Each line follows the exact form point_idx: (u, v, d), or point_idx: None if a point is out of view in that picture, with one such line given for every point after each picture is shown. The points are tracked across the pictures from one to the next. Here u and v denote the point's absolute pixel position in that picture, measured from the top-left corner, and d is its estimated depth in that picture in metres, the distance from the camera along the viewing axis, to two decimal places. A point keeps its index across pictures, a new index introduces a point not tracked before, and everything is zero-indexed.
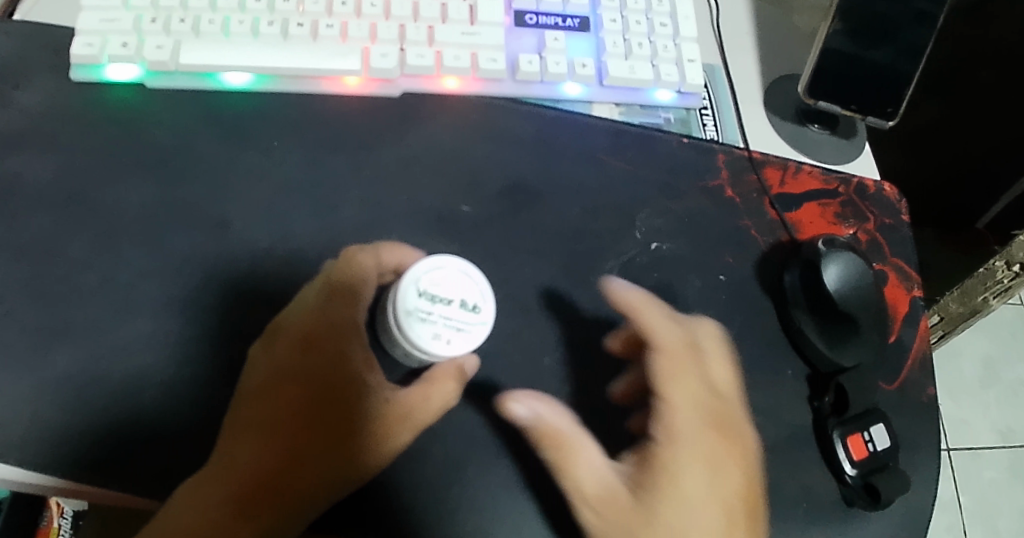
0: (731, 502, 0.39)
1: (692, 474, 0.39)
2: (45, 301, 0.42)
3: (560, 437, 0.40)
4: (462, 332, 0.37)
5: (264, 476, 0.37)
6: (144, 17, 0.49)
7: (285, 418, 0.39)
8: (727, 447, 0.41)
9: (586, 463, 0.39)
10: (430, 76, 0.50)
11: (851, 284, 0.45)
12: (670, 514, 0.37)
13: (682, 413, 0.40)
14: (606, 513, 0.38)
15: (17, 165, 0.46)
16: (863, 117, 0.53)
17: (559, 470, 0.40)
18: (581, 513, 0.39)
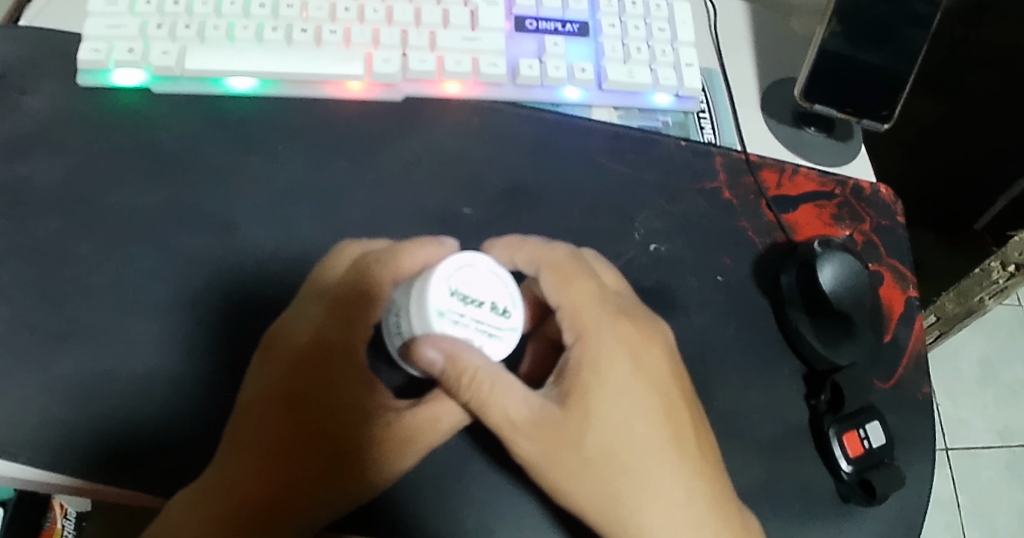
0: (654, 385, 0.39)
1: (612, 376, 0.38)
2: (54, 303, 0.43)
3: (474, 378, 0.35)
4: (492, 338, 0.37)
5: (252, 496, 0.37)
6: (150, 23, 0.49)
7: (278, 436, 0.38)
8: (636, 335, 0.40)
9: (506, 400, 0.36)
10: (432, 80, 0.51)
11: (846, 284, 0.46)
12: (598, 422, 0.37)
13: (591, 313, 0.39)
14: (540, 441, 0.36)
15: (25, 169, 0.47)
16: (858, 120, 0.54)
17: (483, 413, 0.36)
18: (518, 447, 0.36)
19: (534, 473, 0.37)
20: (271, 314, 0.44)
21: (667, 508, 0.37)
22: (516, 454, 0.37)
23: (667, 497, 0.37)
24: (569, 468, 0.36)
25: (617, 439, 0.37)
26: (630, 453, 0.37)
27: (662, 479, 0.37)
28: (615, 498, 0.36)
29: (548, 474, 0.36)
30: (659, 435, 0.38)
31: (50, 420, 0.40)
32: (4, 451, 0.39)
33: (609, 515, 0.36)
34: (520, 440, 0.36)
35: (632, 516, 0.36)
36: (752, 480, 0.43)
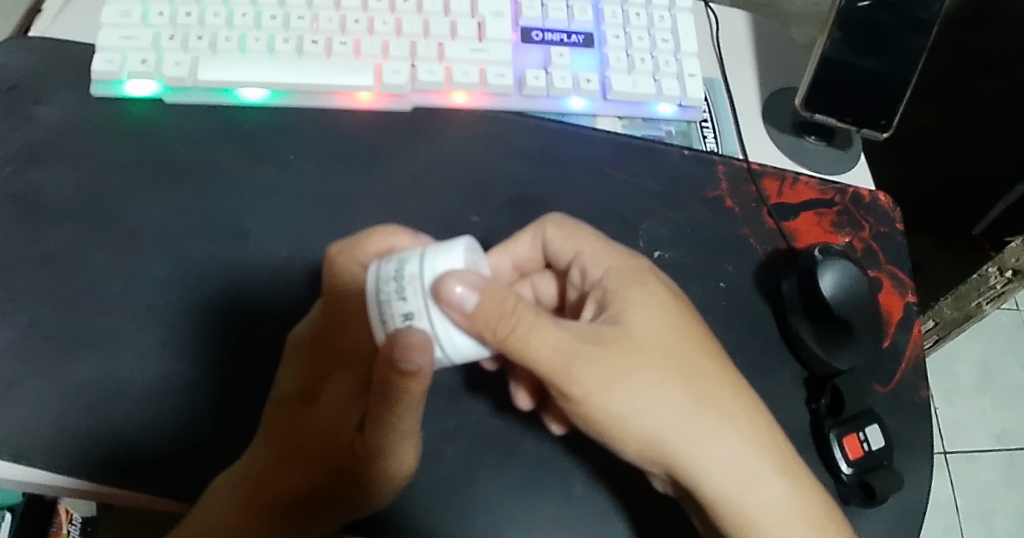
0: (686, 310, 0.40)
1: (647, 301, 0.39)
2: (70, 310, 0.44)
3: (516, 309, 0.33)
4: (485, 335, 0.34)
5: (270, 479, 0.39)
6: (163, 35, 0.50)
7: (300, 428, 0.40)
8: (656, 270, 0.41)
9: (552, 327, 0.34)
10: (440, 91, 0.52)
11: (845, 290, 0.47)
12: (647, 340, 0.37)
13: (608, 259, 0.41)
14: (599, 362, 0.35)
15: (40, 179, 0.48)
16: (858, 129, 0.55)
17: (522, 355, 0.34)
18: (573, 373, 0.35)
19: (591, 400, 0.36)
20: (284, 321, 0.45)
21: (727, 414, 0.37)
22: (572, 384, 0.35)
23: (725, 406, 0.37)
24: (625, 384, 0.36)
25: (668, 352, 0.37)
26: (682, 363, 0.37)
27: (716, 388, 0.38)
28: (678, 410, 0.36)
29: (609, 396, 0.36)
30: (703, 352, 0.39)
31: (66, 425, 0.41)
32: (23, 455, 0.40)
33: (675, 428, 0.36)
34: (578, 364, 0.35)
35: (694, 426, 0.37)
36: None
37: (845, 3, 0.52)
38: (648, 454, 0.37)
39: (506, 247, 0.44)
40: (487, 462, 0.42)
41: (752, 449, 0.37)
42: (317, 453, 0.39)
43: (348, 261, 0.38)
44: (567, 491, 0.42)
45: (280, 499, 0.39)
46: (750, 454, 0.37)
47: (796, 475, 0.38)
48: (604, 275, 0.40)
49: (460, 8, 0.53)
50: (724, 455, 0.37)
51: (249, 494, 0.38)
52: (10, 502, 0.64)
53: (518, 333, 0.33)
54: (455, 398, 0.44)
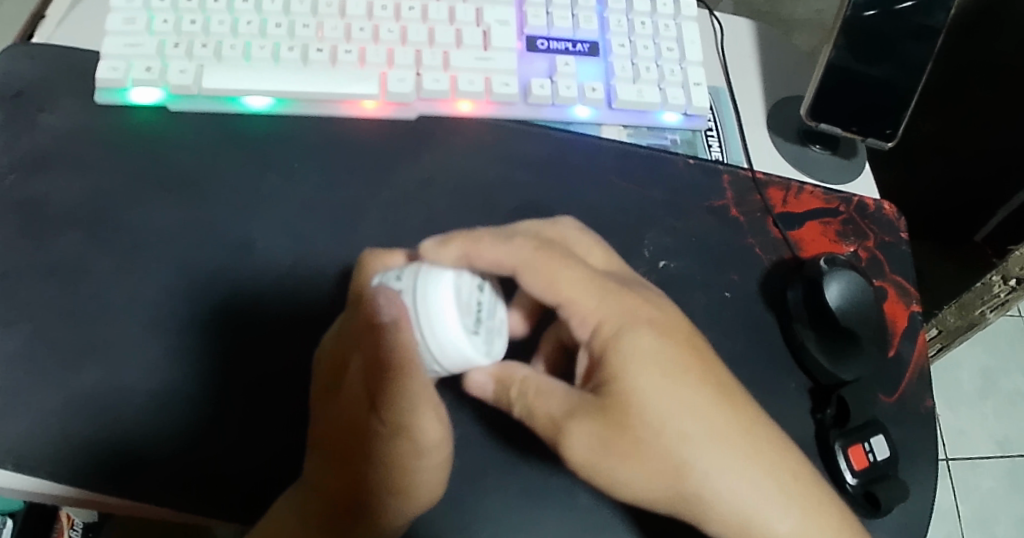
0: (681, 347, 0.38)
1: (637, 350, 0.37)
2: (73, 319, 0.44)
3: (524, 383, 0.38)
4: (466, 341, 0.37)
5: (319, 489, 0.39)
6: (168, 42, 0.50)
7: (328, 432, 0.39)
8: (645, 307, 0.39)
9: (551, 396, 0.38)
10: (445, 99, 0.52)
11: (851, 299, 0.47)
12: (638, 399, 0.36)
13: (600, 307, 0.38)
14: (591, 432, 0.36)
15: (44, 188, 0.48)
16: (863, 138, 0.54)
17: (532, 414, 0.38)
18: (570, 442, 0.37)
19: (589, 468, 0.37)
20: (288, 331, 0.45)
21: (730, 451, 0.37)
22: (569, 452, 0.37)
23: (726, 441, 0.37)
24: (625, 453, 0.36)
25: (671, 413, 0.36)
26: (688, 417, 0.37)
27: (716, 426, 0.37)
28: (678, 465, 0.36)
29: (607, 465, 0.36)
30: (703, 391, 0.37)
31: (71, 435, 0.41)
32: (26, 464, 0.40)
33: (675, 484, 0.37)
34: (571, 432, 0.37)
35: (698, 478, 0.36)
36: None
37: (850, 13, 0.52)
38: (657, 503, 0.37)
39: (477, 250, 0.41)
40: (492, 472, 0.42)
41: (756, 480, 0.37)
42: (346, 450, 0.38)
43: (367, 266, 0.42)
44: (572, 501, 0.42)
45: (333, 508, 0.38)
46: (755, 485, 0.37)
47: (797, 481, 0.38)
48: (594, 326, 0.38)
49: (465, 17, 0.53)
50: (732, 499, 0.37)
51: (306, 512, 0.38)
52: (11, 509, 0.64)
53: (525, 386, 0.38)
54: (460, 408, 0.44)
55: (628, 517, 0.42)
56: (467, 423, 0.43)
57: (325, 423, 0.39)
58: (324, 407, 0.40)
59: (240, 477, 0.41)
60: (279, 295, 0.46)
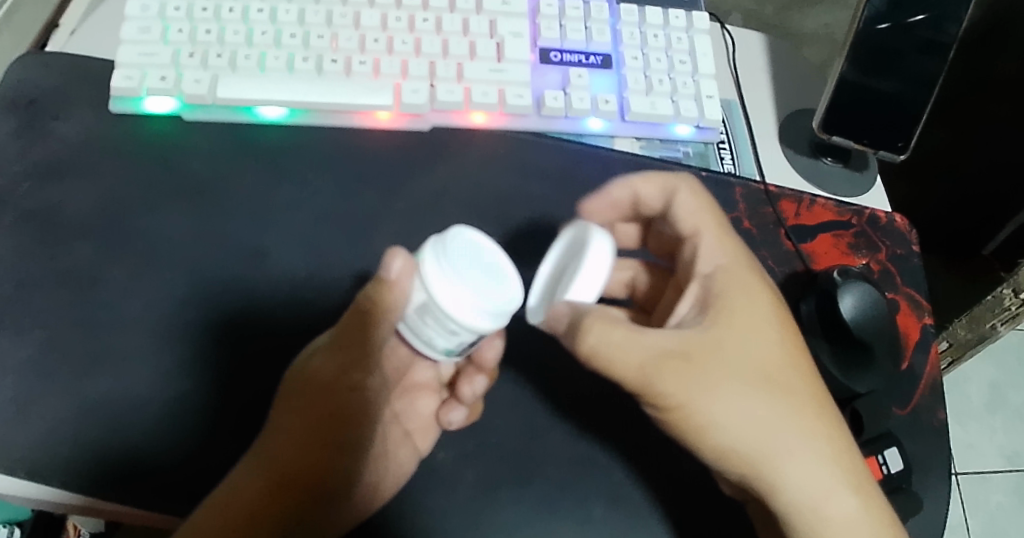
0: (776, 309, 0.41)
1: (738, 311, 0.39)
2: (86, 327, 0.44)
3: (619, 330, 0.37)
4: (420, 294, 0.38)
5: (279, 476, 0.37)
6: (182, 51, 0.50)
7: (302, 408, 0.39)
8: (754, 278, 0.41)
9: (626, 335, 0.36)
10: (459, 111, 0.52)
11: (866, 313, 0.47)
12: (725, 341, 0.38)
13: (720, 260, 0.41)
14: (684, 365, 0.36)
15: (58, 196, 0.48)
16: (875, 151, 0.54)
17: (613, 369, 0.37)
18: (666, 373, 0.36)
19: (679, 406, 0.36)
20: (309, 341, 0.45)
21: (793, 410, 0.37)
22: (664, 384, 0.36)
23: (791, 393, 0.38)
24: (724, 396, 0.36)
25: (770, 379, 0.38)
26: (786, 378, 0.38)
27: (779, 370, 0.38)
28: (769, 424, 0.36)
29: (701, 399, 0.36)
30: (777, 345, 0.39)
31: (84, 444, 0.41)
32: (40, 473, 0.40)
33: (758, 434, 0.36)
34: (669, 370, 0.36)
35: (779, 435, 0.36)
36: None
37: (863, 26, 0.52)
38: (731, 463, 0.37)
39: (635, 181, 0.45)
40: (508, 484, 0.43)
41: (803, 437, 0.37)
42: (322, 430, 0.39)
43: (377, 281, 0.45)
44: (587, 513, 0.42)
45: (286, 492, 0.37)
46: (807, 449, 0.37)
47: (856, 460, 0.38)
48: (711, 273, 0.41)
49: (478, 28, 0.53)
50: (810, 466, 0.37)
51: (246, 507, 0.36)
52: (21, 518, 0.64)
53: (602, 342, 0.36)
54: (473, 419, 0.44)
55: (640, 528, 0.43)
56: (481, 432, 0.44)
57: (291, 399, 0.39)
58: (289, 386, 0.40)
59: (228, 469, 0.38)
60: (293, 305, 0.46)
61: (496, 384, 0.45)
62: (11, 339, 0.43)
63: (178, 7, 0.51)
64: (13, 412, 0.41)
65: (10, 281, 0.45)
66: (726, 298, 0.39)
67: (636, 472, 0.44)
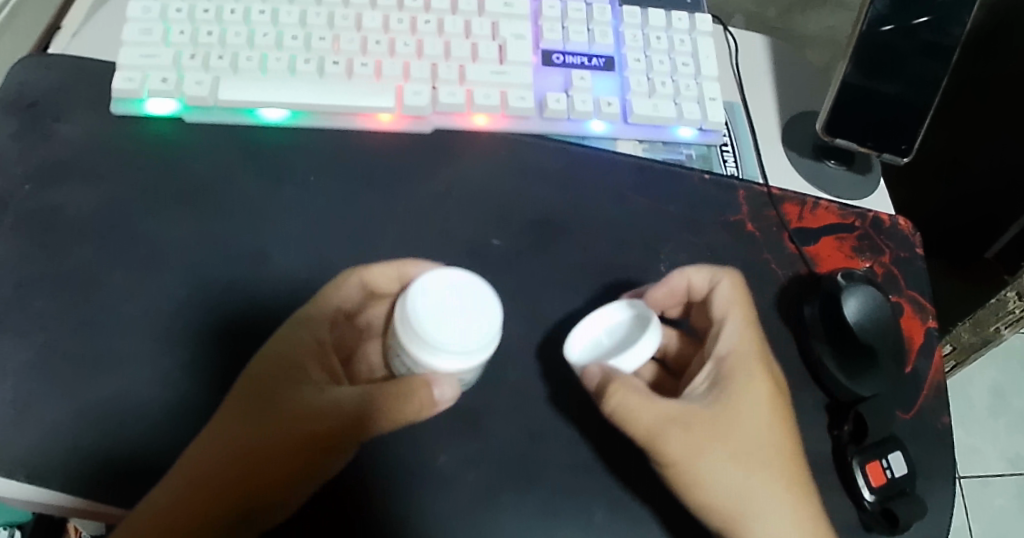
0: (779, 391, 0.43)
1: (749, 393, 0.42)
2: (87, 329, 0.44)
3: (635, 391, 0.40)
4: (466, 354, 0.38)
5: (235, 465, 0.37)
6: (184, 53, 0.50)
7: (280, 427, 0.39)
8: (768, 363, 0.44)
9: (646, 400, 0.39)
10: (461, 113, 0.52)
11: (869, 315, 0.47)
12: (724, 414, 0.41)
13: (738, 341, 0.43)
14: (683, 430, 0.39)
15: (59, 197, 0.48)
16: (879, 154, 0.54)
17: (630, 423, 0.40)
18: (668, 436, 0.39)
19: (673, 466, 0.39)
20: None
21: (772, 484, 0.40)
22: (663, 443, 0.39)
23: (773, 467, 0.40)
24: (713, 462, 0.39)
25: (758, 451, 0.40)
26: (774, 451, 0.41)
27: (767, 439, 0.41)
28: (748, 493, 0.39)
29: (692, 463, 0.39)
30: (774, 424, 0.42)
31: (84, 447, 0.40)
32: (39, 476, 0.39)
33: (736, 499, 0.39)
34: (671, 434, 0.39)
35: (754, 504, 0.39)
36: None
37: (867, 28, 0.52)
38: (709, 520, 0.40)
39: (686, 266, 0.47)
40: (510, 488, 0.42)
41: (778, 506, 0.39)
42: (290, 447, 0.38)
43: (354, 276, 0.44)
44: (589, 518, 0.42)
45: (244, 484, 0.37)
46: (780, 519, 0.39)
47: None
48: (727, 352, 0.43)
49: (480, 30, 0.53)
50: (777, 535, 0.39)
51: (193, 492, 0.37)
52: (20, 520, 0.64)
53: (621, 405, 0.39)
54: (475, 422, 0.44)
55: (643, 532, 0.42)
56: (484, 435, 0.44)
57: (248, 389, 0.40)
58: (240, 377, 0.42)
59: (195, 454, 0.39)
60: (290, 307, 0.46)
61: (498, 387, 0.45)
62: (11, 341, 0.43)
63: (180, 9, 0.51)
64: (12, 415, 0.41)
65: (10, 283, 0.45)
66: (735, 375, 0.42)
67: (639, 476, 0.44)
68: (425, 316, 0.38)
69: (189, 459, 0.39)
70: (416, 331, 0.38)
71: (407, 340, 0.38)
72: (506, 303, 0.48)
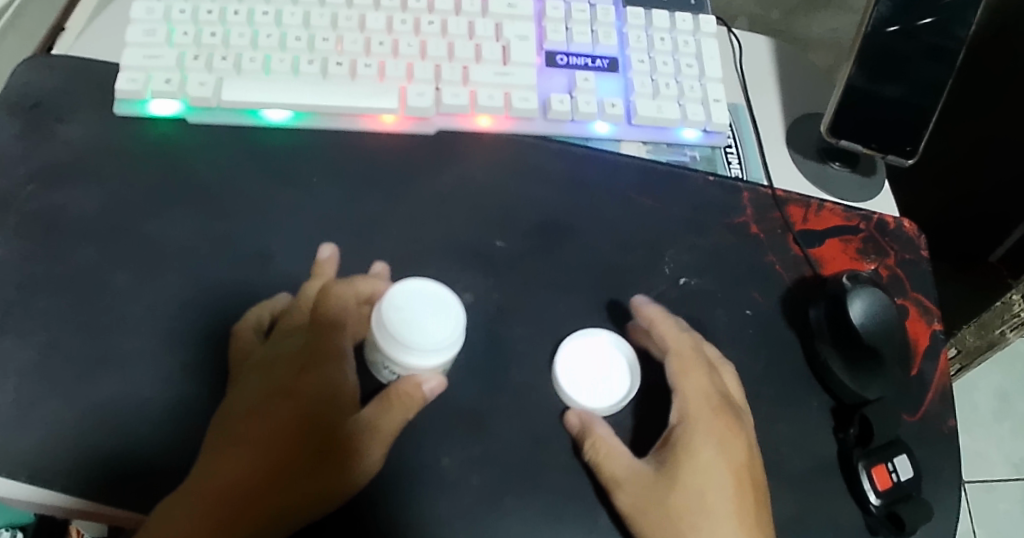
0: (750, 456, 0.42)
1: (699, 454, 0.40)
2: (90, 330, 0.44)
3: (599, 443, 0.41)
4: (455, 345, 0.41)
5: (253, 501, 0.36)
6: (187, 54, 0.50)
7: (309, 447, 0.38)
8: (733, 425, 0.42)
9: (608, 449, 0.41)
10: (465, 114, 0.52)
11: (875, 319, 0.46)
12: (674, 478, 0.40)
13: (691, 403, 0.42)
14: (632, 488, 0.40)
15: (62, 198, 0.48)
16: (883, 156, 0.54)
17: (599, 469, 0.41)
18: (620, 490, 0.40)
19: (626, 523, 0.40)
20: None
21: None
22: (616, 497, 0.40)
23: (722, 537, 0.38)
24: (653, 525, 0.39)
25: (703, 516, 0.39)
26: (729, 518, 0.39)
27: (720, 506, 0.39)
28: None
29: (635, 521, 0.39)
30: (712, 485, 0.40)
31: (88, 449, 0.40)
32: (42, 477, 0.39)
33: None
34: (622, 489, 0.40)
35: None
36: (780, 513, 0.44)
37: (871, 29, 0.52)
38: None
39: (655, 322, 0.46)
40: (513, 490, 0.42)
41: None
42: (313, 468, 0.38)
43: (334, 294, 0.43)
44: (593, 521, 0.42)
45: (257, 518, 0.36)
46: None
47: None
48: (681, 419, 0.42)
49: (484, 31, 0.53)
50: None
51: (206, 511, 0.35)
52: (21, 522, 0.64)
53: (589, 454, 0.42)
54: (479, 424, 0.44)
55: None
56: (487, 437, 0.44)
57: (281, 416, 0.39)
58: (263, 393, 0.40)
59: (210, 463, 0.37)
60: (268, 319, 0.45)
61: (502, 388, 0.45)
62: (14, 341, 0.43)
63: (184, 10, 0.51)
64: (15, 415, 0.41)
65: (14, 283, 0.45)
66: (692, 439, 0.41)
67: None
68: (403, 328, 0.40)
69: (199, 474, 0.37)
70: (403, 344, 0.40)
71: (398, 354, 0.40)
72: (510, 304, 0.48)
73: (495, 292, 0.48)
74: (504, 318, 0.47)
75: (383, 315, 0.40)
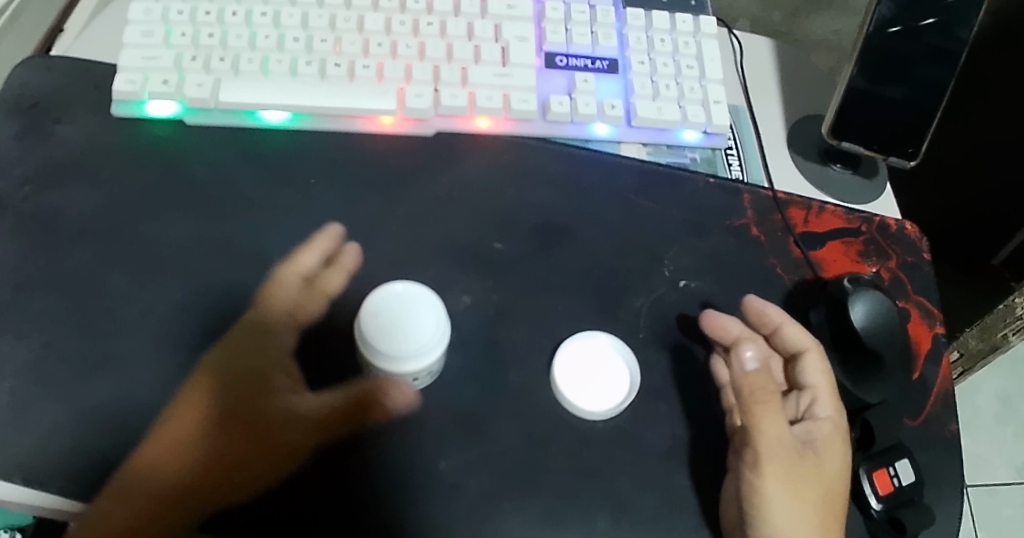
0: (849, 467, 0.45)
1: (836, 458, 0.43)
2: (86, 333, 0.43)
3: (773, 407, 0.42)
4: (446, 336, 0.42)
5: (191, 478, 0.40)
6: (185, 55, 0.50)
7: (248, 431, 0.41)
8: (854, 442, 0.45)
9: (775, 422, 0.42)
10: (463, 116, 0.51)
11: (877, 320, 0.46)
12: (821, 471, 0.42)
13: (837, 410, 0.45)
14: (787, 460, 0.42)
15: (58, 201, 0.48)
16: (885, 157, 0.54)
17: (753, 431, 0.42)
18: (774, 455, 0.42)
19: (759, 482, 0.41)
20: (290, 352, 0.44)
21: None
22: (767, 460, 0.41)
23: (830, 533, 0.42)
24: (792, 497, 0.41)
25: (827, 511, 0.42)
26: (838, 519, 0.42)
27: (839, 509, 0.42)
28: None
29: (777, 487, 0.41)
30: (844, 498, 0.43)
31: (84, 453, 0.40)
32: (36, 479, 0.39)
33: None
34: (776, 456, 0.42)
35: None
36: None
37: (872, 30, 0.51)
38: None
39: (791, 324, 0.47)
40: (512, 494, 0.42)
41: None
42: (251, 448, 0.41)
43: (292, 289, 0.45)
44: (592, 525, 0.42)
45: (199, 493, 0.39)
46: None
47: None
48: (828, 418, 0.44)
49: (483, 33, 0.52)
50: None
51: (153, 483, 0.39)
52: (19, 523, 0.63)
53: (757, 414, 0.42)
54: (476, 427, 0.43)
55: None
56: (485, 441, 0.43)
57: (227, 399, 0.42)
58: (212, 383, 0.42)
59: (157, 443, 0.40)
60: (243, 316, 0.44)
61: (501, 391, 0.45)
62: (10, 344, 0.43)
63: (182, 11, 0.51)
64: (10, 417, 0.40)
65: (10, 285, 0.44)
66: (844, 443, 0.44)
67: (643, 483, 0.43)
68: (391, 339, 0.40)
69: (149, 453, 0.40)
70: (399, 355, 0.40)
71: (397, 366, 0.40)
72: (508, 307, 0.48)
73: (494, 294, 0.48)
74: (502, 321, 0.47)
75: (367, 332, 0.40)
